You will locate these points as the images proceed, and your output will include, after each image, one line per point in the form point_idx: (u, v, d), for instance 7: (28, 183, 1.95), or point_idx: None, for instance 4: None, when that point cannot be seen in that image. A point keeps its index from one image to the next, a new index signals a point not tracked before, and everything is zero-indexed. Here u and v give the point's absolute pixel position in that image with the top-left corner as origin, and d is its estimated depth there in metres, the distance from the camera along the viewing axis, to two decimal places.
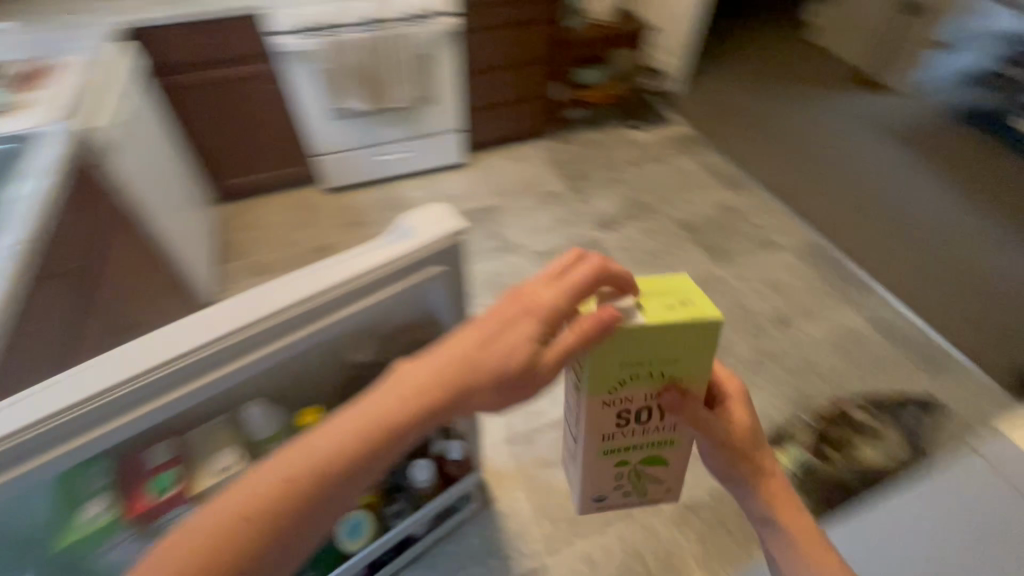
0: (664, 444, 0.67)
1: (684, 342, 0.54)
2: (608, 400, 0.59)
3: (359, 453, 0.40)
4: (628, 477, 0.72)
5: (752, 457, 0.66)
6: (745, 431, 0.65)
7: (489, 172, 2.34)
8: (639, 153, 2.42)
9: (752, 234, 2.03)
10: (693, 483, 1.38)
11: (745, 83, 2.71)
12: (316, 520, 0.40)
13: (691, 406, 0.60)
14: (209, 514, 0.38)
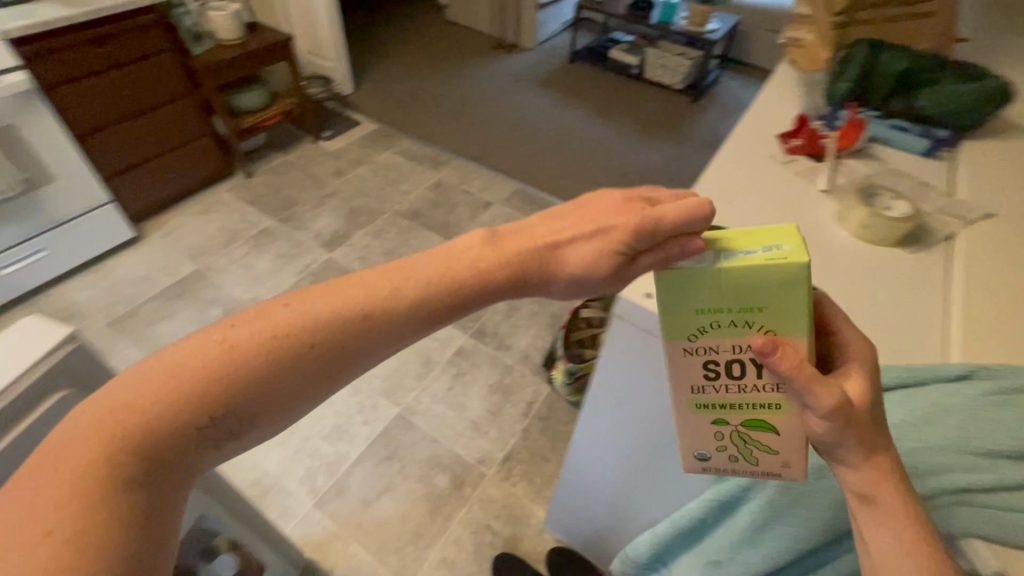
0: (766, 412, 0.45)
1: (767, 275, 0.40)
2: (689, 344, 0.45)
3: (352, 325, 0.43)
4: (718, 454, 0.49)
5: (875, 441, 0.42)
6: (862, 399, 0.42)
7: (175, 235, 1.98)
8: (337, 162, 2.35)
9: (467, 201, 2.19)
10: (501, 437, 1.48)
11: (406, 74, 2.91)
12: (293, 391, 0.42)
13: (799, 366, 0.40)
14: (207, 341, 0.40)
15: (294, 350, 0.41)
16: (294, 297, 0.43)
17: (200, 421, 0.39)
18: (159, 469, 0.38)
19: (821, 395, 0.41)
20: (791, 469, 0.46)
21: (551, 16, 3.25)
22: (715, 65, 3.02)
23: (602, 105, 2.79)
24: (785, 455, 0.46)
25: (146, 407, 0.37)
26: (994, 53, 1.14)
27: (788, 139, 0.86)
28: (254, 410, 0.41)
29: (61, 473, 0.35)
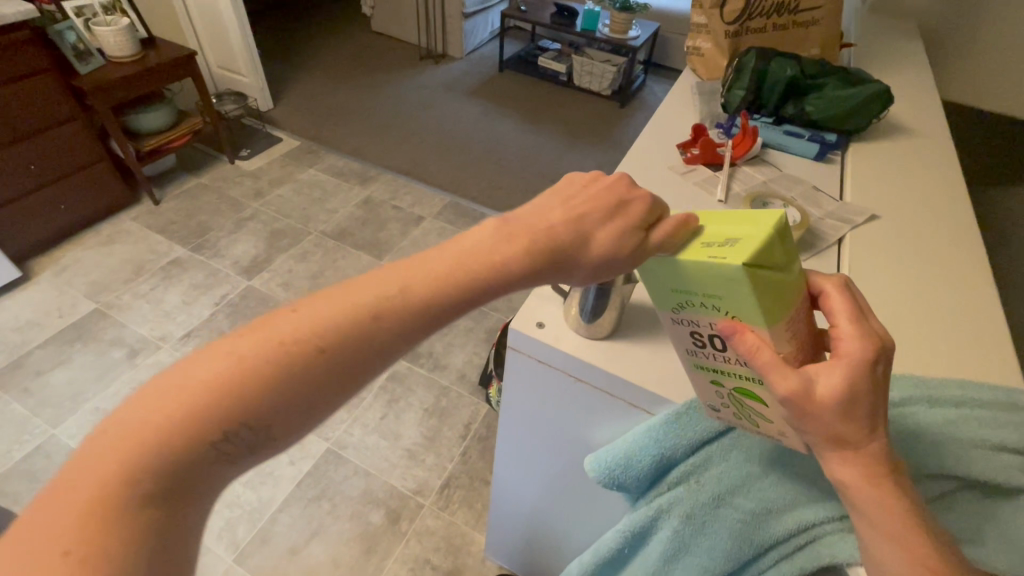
0: (755, 387, 0.41)
1: (718, 265, 0.37)
2: (676, 315, 0.43)
3: (383, 322, 0.35)
4: (725, 409, 0.45)
5: (852, 436, 0.36)
6: (849, 395, 0.36)
7: (68, 273, 1.75)
8: (256, 182, 2.18)
9: (397, 216, 2.07)
10: (439, 463, 1.41)
11: (328, 88, 2.79)
12: (322, 406, 0.34)
13: (753, 352, 0.37)
14: (232, 352, 0.32)
15: (320, 357, 0.33)
16: (311, 300, 0.35)
17: (217, 442, 0.31)
18: (169, 504, 0.31)
19: (783, 381, 0.36)
20: (789, 438, 0.42)
21: (477, 25, 3.21)
22: (640, 70, 3.08)
23: (531, 114, 2.78)
24: (778, 424, 0.41)
25: (170, 437, 0.30)
26: (875, 57, 1.21)
27: (687, 149, 0.86)
28: (277, 430, 0.33)
29: (64, 507, 0.28)
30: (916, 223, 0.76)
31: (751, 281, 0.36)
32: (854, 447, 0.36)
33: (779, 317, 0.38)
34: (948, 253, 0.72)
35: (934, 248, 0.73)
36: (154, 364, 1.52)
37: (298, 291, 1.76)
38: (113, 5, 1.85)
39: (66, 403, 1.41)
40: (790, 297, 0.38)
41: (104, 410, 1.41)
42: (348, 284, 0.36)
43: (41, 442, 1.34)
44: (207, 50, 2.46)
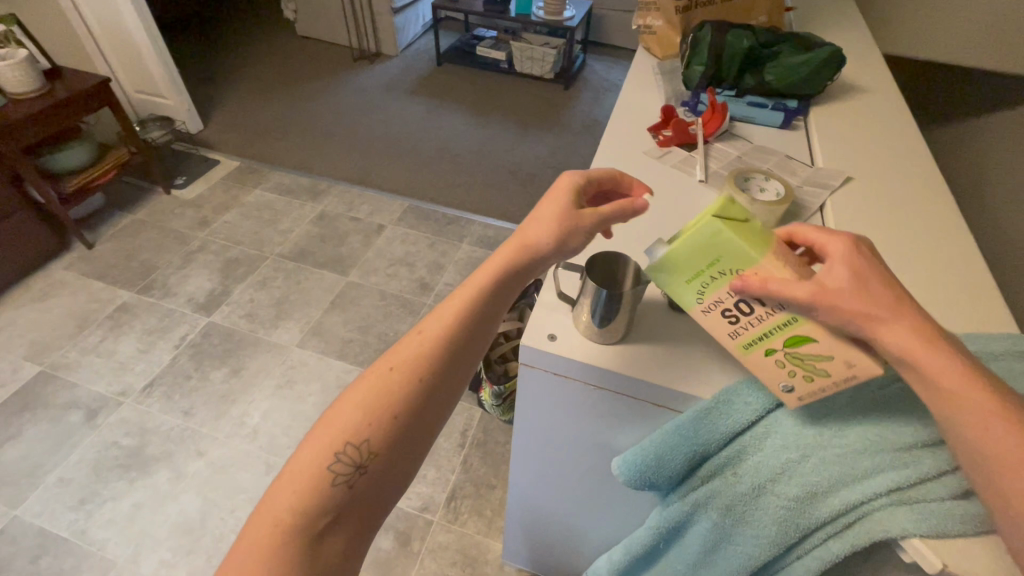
0: (792, 328, 0.43)
1: (697, 230, 0.44)
2: (701, 304, 0.47)
3: (439, 349, 0.51)
4: (797, 381, 0.45)
5: (885, 300, 0.40)
6: (854, 274, 0.41)
7: (2, 336, 1.58)
8: (199, 211, 2.04)
9: (356, 228, 1.99)
10: (442, 476, 1.34)
11: (261, 102, 2.64)
12: (412, 438, 0.49)
13: (765, 284, 0.42)
14: (351, 400, 0.49)
15: (405, 399, 0.49)
16: (394, 357, 0.50)
17: (348, 475, 0.46)
18: (318, 535, 0.44)
19: (800, 291, 0.41)
20: (858, 364, 0.42)
21: (409, 20, 3.11)
22: (579, 50, 3.06)
23: (477, 106, 2.72)
24: (841, 357, 0.42)
25: (319, 468, 0.46)
26: (815, 18, 1.24)
27: (658, 132, 0.86)
28: (388, 462, 0.47)
29: (256, 534, 0.43)
30: (892, 183, 0.78)
31: (726, 225, 0.43)
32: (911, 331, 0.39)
33: (767, 250, 0.44)
34: (925, 210, 0.74)
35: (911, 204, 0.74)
36: (119, 422, 1.41)
37: (263, 321, 1.67)
38: (5, 37, 1.66)
39: (25, 480, 1.29)
40: (767, 237, 0.45)
41: (71, 480, 1.29)
42: (413, 337, 0.52)
43: (4, 526, 1.22)
44: (121, 75, 2.26)
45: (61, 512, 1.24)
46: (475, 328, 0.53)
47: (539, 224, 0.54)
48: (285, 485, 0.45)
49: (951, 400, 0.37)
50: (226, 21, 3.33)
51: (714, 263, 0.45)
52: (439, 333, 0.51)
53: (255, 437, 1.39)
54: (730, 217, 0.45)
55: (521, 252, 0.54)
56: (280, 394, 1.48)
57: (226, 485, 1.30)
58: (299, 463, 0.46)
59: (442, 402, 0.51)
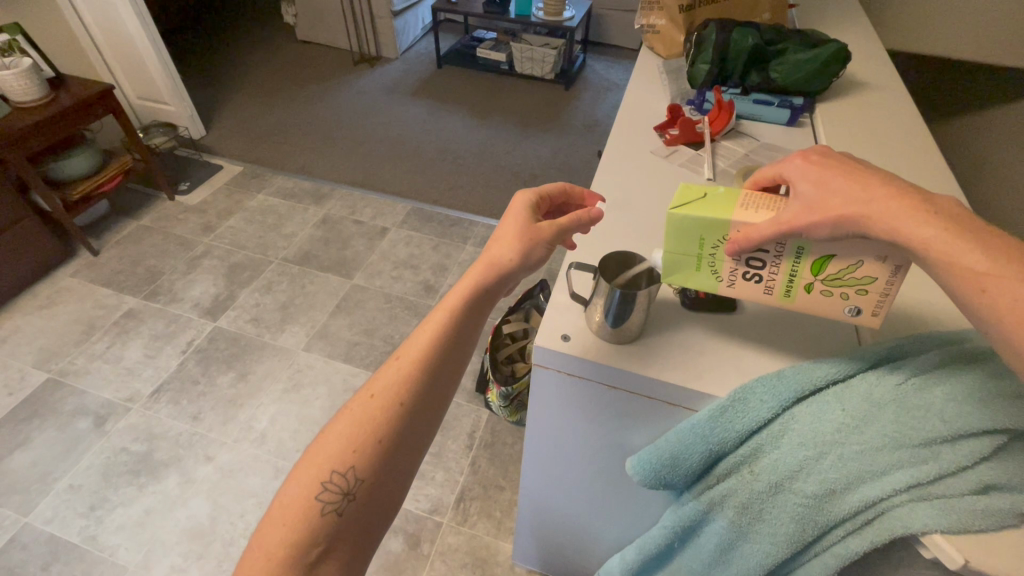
0: (810, 255, 0.45)
1: (669, 225, 0.48)
2: (723, 280, 0.50)
3: (418, 373, 0.52)
4: (852, 300, 0.47)
5: (855, 191, 0.42)
6: (816, 185, 0.44)
7: (10, 344, 1.59)
8: (203, 217, 2.04)
9: (359, 231, 1.99)
10: (450, 478, 1.34)
11: (262, 107, 2.64)
12: (399, 459, 0.51)
13: (749, 236, 0.45)
14: (335, 433, 0.50)
15: (387, 425, 0.50)
16: (373, 386, 0.52)
17: (336, 502, 0.48)
18: (313, 563, 0.46)
19: (776, 227, 0.44)
20: (889, 260, 0.43)
21: (409, 23, 3.12)
22: (579, 50, 3.05)
23: (479, 108, 2.72)
24: (869, 258, 0.44)
25: (308, 500, 0.47)
26: (819, 15, 1.24)
27: (665, 131, 0.86)
28: (377, 486, 0.49)
29: (252, 567, 0.45)
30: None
31: (686, 210, 0.47)
32: (921, 221, 0.39)
33: (736, 209, 0.47)
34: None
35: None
36: (127, 428, 1.41)
37: (269, 325, 1.67)
38: (8, 45, 1.66)
39: (34, 487, 1.29)
40: (731, 197, 0.49)
41: (80, 487, 1.30)
42: (391, 365, 0.53)
43: (14, 533, 1.22)
44: (123, 83, 2.27)
45: (71, 519, 1.24)
46: (453, 348, 0.54)
47: (498, 244, 0.56)
48: (277, 520, 0.47)
49: (975, 288, 0.37)
50: (226, 27, 3.33)
51: (702, 245, 0.48)
52: (416, 358, 0.53)
53: (263, 441, 1.39)
54: (687, 197, 0.49)
55: (485, 273, 0.55)
56: (287, 398, 1.48)
57: (234, 489, 1.30)
58: (289, 496, 0.48)
59: (426, 421, 0.53)
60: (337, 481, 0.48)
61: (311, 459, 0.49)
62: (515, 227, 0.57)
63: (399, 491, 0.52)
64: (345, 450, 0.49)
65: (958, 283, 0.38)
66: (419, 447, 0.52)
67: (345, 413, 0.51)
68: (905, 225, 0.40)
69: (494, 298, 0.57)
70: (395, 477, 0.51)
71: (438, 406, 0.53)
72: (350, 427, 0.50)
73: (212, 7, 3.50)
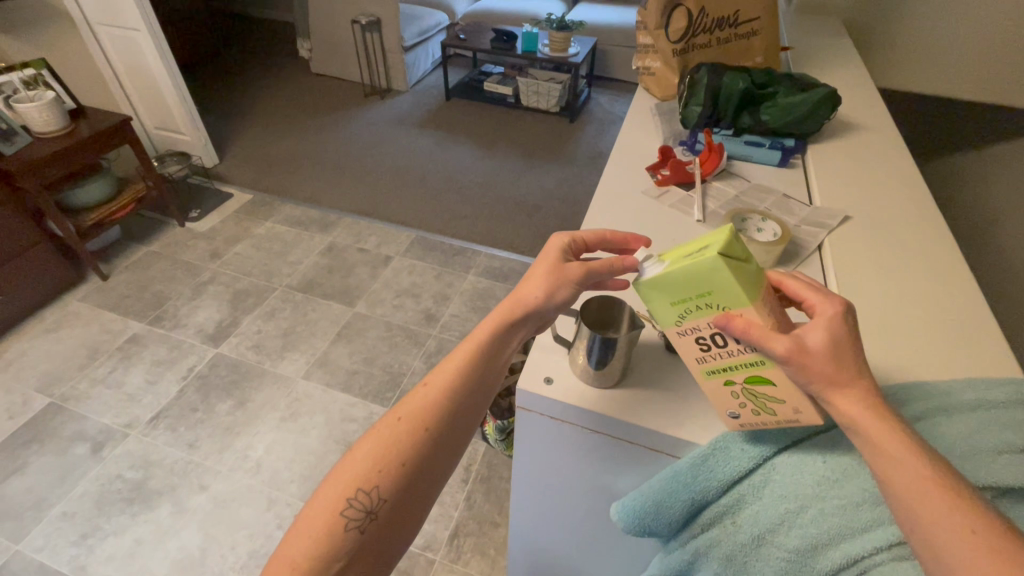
0: (760, 369, 0.43)
1: (694, 265, 0.41)
2: (680, 326, 0.46)
3: (445, 401, 0.52)
4: (745, 410, 0.47)
5: (851, 366, 0.40)
6: (828, 335, 0.41)
7: (14, 368, 1.61)
8: (211, 243, 2.08)
9: (363, 259, 2.01)
10: (444, 513, 1.31)
11: (274, 136, 2.72)
12: (421, 483, 0.50)
13: (746, 330, 0.40)
14: (361, 450, 0.50)
15: (413, 449, 0.50)
16: (402, 408, 0.52)
17: (359, 520, 0.47)
18: None
19: (779, 343, 0.40)
20: (805, 415, 0.44)
21: (418, 58, 3.22)
22: (584, 85, 3.13)
23: (485, 140, 2.78)
24: (791, 401, 0.43)
25: (333, 517, 0.47)
26: (811, 57, 1.28)
27: (656, 172, 0.88)
28: (399, 509, 0.49)
29: None
30: (899, 235, 0.75)
31: (728, 267, 0.40)
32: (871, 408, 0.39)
33: (759, 294, 0.42)
34: (935, 262, 0.71)
35: (919, 255, 0.72)
36: (124, 455, 1.41)
37: (270, 352, 1.68)
38: (34, 79, 1.74)
39: (28, 513, 1.29)
40: (760, 276, 0.43)
41: (74, 514, 1.29)
42: (419, 390, 0.53)
43: (5, 561, 1.21)
44: (142, 113, 2.36)
45: (61, 547, 1.23)
46: (477, 382, 0.54)
47: (528, 283, 0.56)
48: (300, 532, 0.47)
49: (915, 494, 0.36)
50: (244, 60, 3.46)
51: (705, 294, 0.42)
52: (443, 386, 0.53)
53: (258, 471, 1.38)
54: (737, 251, 0.42)
55: (512, 310, 0.55)
56: (284, 427, 1.47)
57: (228, 520, 1.28)
58: (314, 507, 0.48)
59: (449, 449, 0.52)
60: (362, 497, 0.48)
61: (337, 474, 0.49)
62: (547, 263, 0.56)
63: (421, 515, 0.51)
64: (372, 467, 0.49)
65: (901, 483, 0.37)
66: (444, 475, 0.52)
67: (373, 432, 0.51)
68: (869, 423, 0.38)
69: (518, 338, 0.56)
70: (417, 500, 0.50)
71: (461, 436, 0.53)
72: (376, 446, 0.50)
73: (231, 43, 3.65)
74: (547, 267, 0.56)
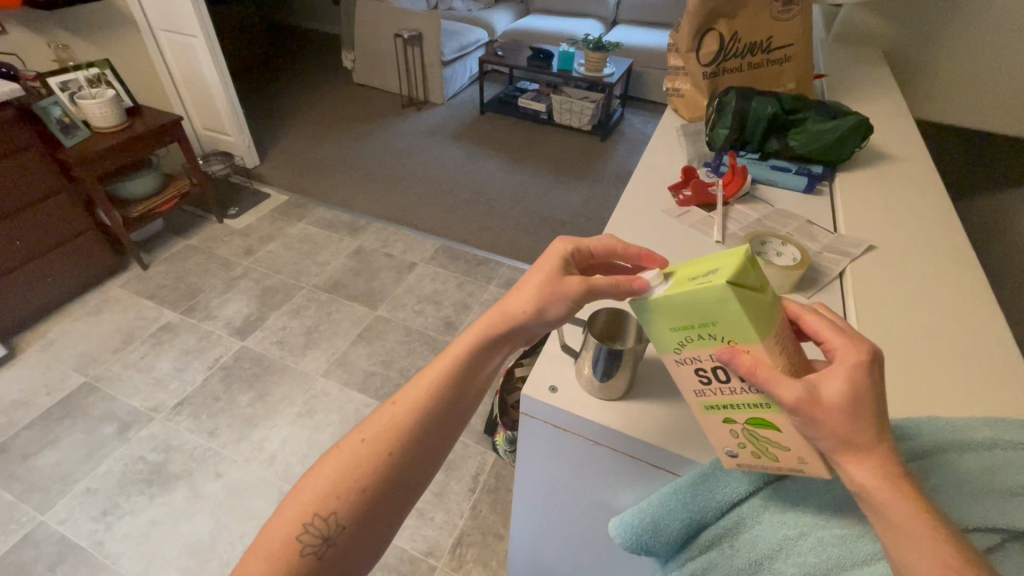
0: (762, 410, 0.42)
1: (703, 293, 0.41)
2: (680, 356, 0.46)
3: (410, 423, 0.52)
4: (744, 451, 0.45)
5: (868, 424, 0.36)
6: (845, 386, 0.37)
7: (56, 347, 1.70)
8: (246, 240, 2.17)
9: (389, 264, 2.06)
10: (449, 521, 1.31)
11: (313, 141, 2.83)
12: (382, 507, 0.51)
13: (748, 369, 0.39)
14: (324, 472, 0.51)
15: (374, 474, 0.50)
16: (366, 430, 0.52)
17: (315, 546, 0.48)
18: None
19: (783, 389, 0.38)
20: (810, 466, 0.41)
21: (456, 72, 3.30)
22: (617, 104, 3.15)
23: (515, 154, 2.82)
24: (796, 450, 0.41)
25: (290, 541, 0.48)
26: (847, 85, 1.26)
27: (679, 191, 0.88)
28: (358, 532, 0.49)
29: None
30: (927, 269, 0.73)
31: (737, 300, 0.40)
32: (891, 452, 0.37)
33: (769, 332, 0.40)
34: (963, 298, 0.69)
35: (948, 291, 0.70)
36: (148, 437, 1.46)
37: (293, 348, 1.73)
38: (98, 78, 1.87)
39: (55, 486, 1.35)
40: (775, 313, 0.41)
41: (96, 491, 1.34)
42: (386, 411, 0.54)
43: (30, 530, 1.27)
44: (192, 114, 2.49)
45: (82, 522, 1.28)
46: (447, 404, 0.54)
47: (513, 298, 0.56)
48: (257, 554, 0.48)
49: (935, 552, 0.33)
50: (291, 68, 3.62)
51: (710, 322, 0.42)
52: (409, 409, 0.53)
53: (272, 463, 1.41)
54: (745, 281, 0.41)
55: (495, 327, 0.56)
56: (300, 422, 1.51)
57: (240, 509, 1.32)
58: (274, 531, 0.49)
59: (414, 472, 0.52)
60: (320, 519, 0.48)
61: (297, 496, 0.50)
62: (539, 277, 0.56)
63: (383, 538, 0.51)
64: (332, 489, 0.50)
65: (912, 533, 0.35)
66: (406, 498, 0.52)
67: (337, 454, 0.52)
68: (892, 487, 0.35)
69: (495, 360, 0.57)
70: (379, 522, 0.50)
71: (427, 459, 0.53)
72: (337, 469, 0.51)
73: (280, 52, 3.82)
74: (537, 282, 0.56)
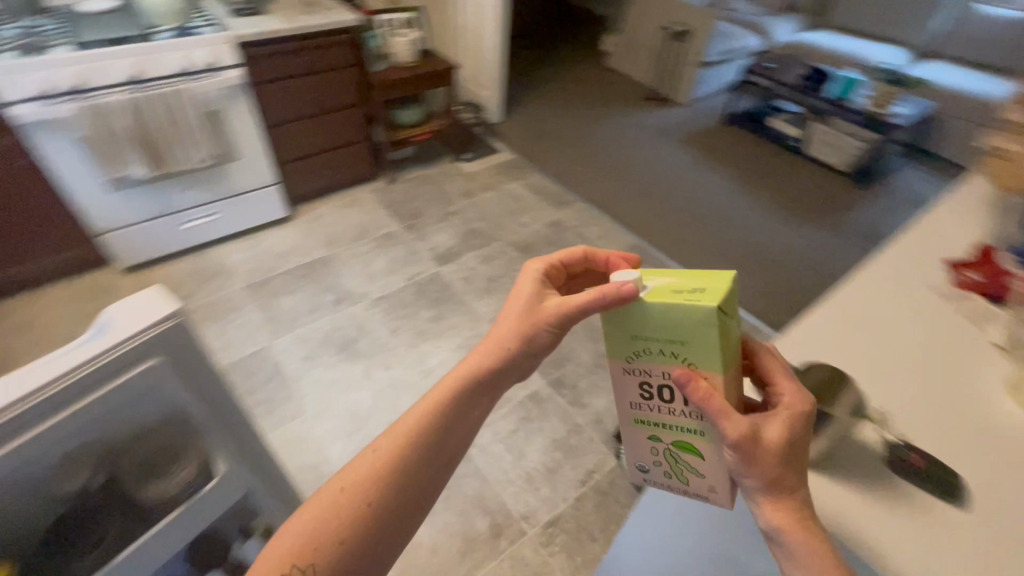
0: (691, 436, 0.46)
1: (680, 309, 0.41)
2: (629, 364, 0.46)
3: (397, 468, 0.48)
4: (657, 466, 0.50)
5: (793, 469, 0.41)
6: (782, 430, 0.41)
7: (316, 223, 2.16)
8: (468, 184, 2.43)
9: (580, 245, 2.11)
10: (552, 499, 1.35)
11: (552, 112, 2.99)
12: (363, 566, 0.45)
13: (705, 397, 0.41)
14: (301, 519, 0.46)
15: (356, 524, 0.46)
16: (344, 478, 0.47)
17: None
18: None
19: (732, 423, 0.41)
20: (716, 494, 0.47)
21: (712, 77, 3.14)
22: (894, 151, 2.65)
23: (746, 175, 2.59)
24: (708, 477, 0.47)
25: None
26: None
27: (961, 270, 0.74)
28: None
29: None
30: None
31: (712, 325, 0.40)
32: None
33: (725, 361, 0.42)
34: None
35: None
36: (350, 315, 1.79)
37: (474, 289, 1.91)
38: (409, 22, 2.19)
39: (285, 324, 1.75)
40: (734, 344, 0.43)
41: (308, 339, 1.71)
42: (365, 456, 0.48)
43: (263, 348, 1.68)
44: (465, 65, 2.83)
45: (293, 358, 1.65)
46: (429, 449, 0.49)
47: (495, 331, 0.53)
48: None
49: None
50: (555, 41, 3.84)
51: (678, 338, 0.43)
52: (392, 455, 0.48)
53: (427, 376, 1.61)
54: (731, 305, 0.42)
55: (477, 365, 0.52)
56: (460, 353, 1.68)
57: (393, 401, 1.54)
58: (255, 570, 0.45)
59: (402, 518, 0.48)
60: (298, 565, 0.44)
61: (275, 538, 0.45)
62: (519, 300, 0.53)
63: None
64: (308, 536, 0.45)
65: None
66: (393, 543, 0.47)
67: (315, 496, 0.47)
68: None
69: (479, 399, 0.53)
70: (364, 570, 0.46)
71: (413, 504, 0.48)
72: (313, 511, 0.46)
73: (551, 25, 4.07)
74: (514, 307, 0.53)
